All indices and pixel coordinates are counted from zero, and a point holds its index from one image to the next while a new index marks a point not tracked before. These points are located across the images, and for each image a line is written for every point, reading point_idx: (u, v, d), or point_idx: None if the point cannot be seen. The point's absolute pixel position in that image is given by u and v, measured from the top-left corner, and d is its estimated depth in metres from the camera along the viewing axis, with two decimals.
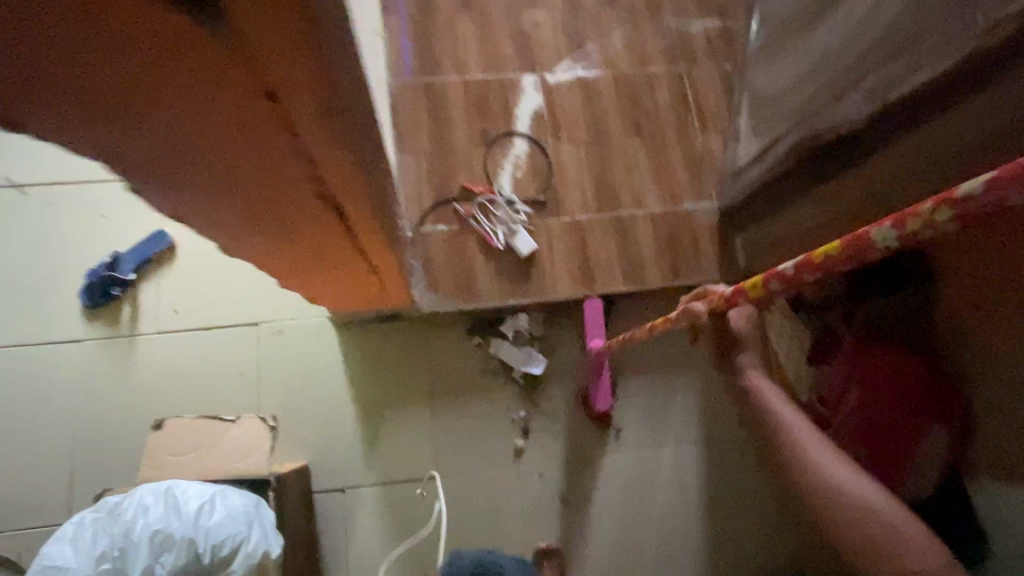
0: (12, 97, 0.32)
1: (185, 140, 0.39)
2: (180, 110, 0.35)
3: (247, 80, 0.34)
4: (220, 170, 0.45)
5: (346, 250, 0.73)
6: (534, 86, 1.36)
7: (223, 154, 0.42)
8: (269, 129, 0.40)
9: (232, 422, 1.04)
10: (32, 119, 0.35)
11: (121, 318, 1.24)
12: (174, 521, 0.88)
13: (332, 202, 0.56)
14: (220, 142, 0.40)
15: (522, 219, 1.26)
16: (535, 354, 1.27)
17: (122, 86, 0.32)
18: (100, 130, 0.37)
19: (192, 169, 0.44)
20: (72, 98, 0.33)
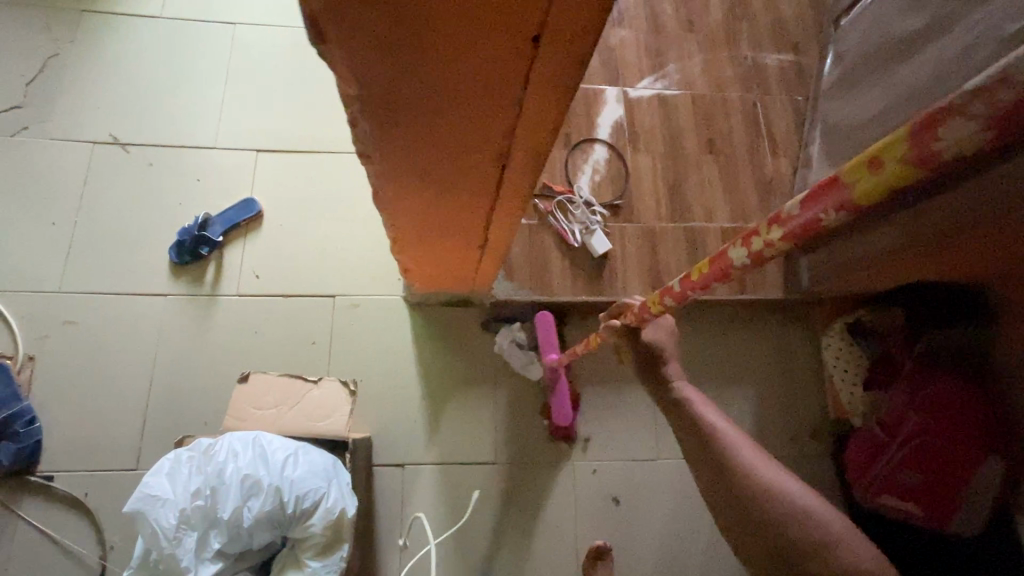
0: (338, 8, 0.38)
1: (438, 70, 0.44)
2: (459, 37, 0.41)
3: (533, 19, 0.39)
4: (439, 111, 0.51)
5: (478, 217, 0.77)
6: (616, 98, 1.43)
7: (456, 92, 0.48)
8: (511, 73, 0.45)
9: (314, 384, 1.06)
10: (336, 27, 0.40)
11: (205, 277, 1.29)
12: (261, 468, 0.90)
13: (504, 162, 0.61)
14: (464, 76, 0.45)
15: (598, 220, 1.31)
16: (535, 359, 1.28)
17: (435, 6, 0.37)
18: (379, 50, 0.42)
19: (418, 105, 0.49)
20: (386, 14, 0.38)
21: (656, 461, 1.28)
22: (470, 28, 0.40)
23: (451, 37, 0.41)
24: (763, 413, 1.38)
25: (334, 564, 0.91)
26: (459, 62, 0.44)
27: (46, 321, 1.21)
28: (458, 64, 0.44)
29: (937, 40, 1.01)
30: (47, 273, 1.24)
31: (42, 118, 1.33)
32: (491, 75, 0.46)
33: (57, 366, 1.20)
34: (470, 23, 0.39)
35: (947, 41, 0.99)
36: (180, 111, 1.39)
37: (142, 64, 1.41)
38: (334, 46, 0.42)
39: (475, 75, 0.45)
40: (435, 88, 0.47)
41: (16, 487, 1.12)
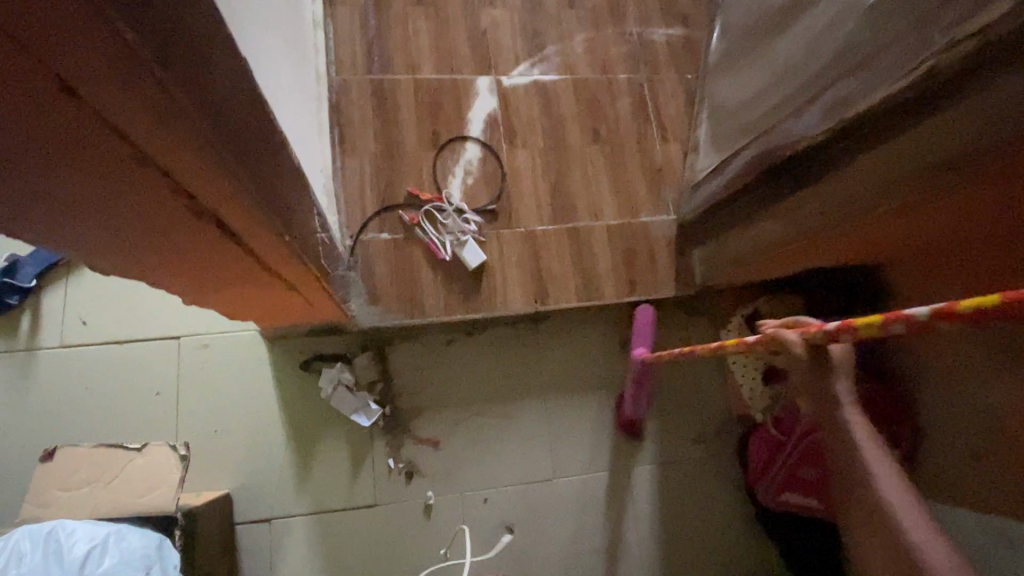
0: None
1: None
2: None
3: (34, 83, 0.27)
4: (57, 202, 0.37)
5: (249, 268, 0.64)
6: (489, 88, 1.30)
7: (42, 181, 0.35)
8: (96, 143, 0.33)
9: (136, 451, 0.92)
10: None
11: (19, 330, 1.11)
12: (54, 569, 0.77)
13: (217, 217, 0.49)
14: (38, 166, 0.33)
15: (471, 229, 1.19)
16: (370, 404, 1.15)
17: None
18: None
19: (11, 206, 0.36)
20: None
21: (553, 482, 1.21)
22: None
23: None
24: (668, 414, 1.29)
25: None
26: (2, 157, 0.30)
27: None
28: (2, 161, 0.31)
29: (806, 12, 0.90)
30: None
31: None
32: (71, 155, 0.33)
33: None
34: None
35: (814, 16, 0.88)
36: None
37: None
38: None
39: (45, 161, 0.33)
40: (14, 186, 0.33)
41: None
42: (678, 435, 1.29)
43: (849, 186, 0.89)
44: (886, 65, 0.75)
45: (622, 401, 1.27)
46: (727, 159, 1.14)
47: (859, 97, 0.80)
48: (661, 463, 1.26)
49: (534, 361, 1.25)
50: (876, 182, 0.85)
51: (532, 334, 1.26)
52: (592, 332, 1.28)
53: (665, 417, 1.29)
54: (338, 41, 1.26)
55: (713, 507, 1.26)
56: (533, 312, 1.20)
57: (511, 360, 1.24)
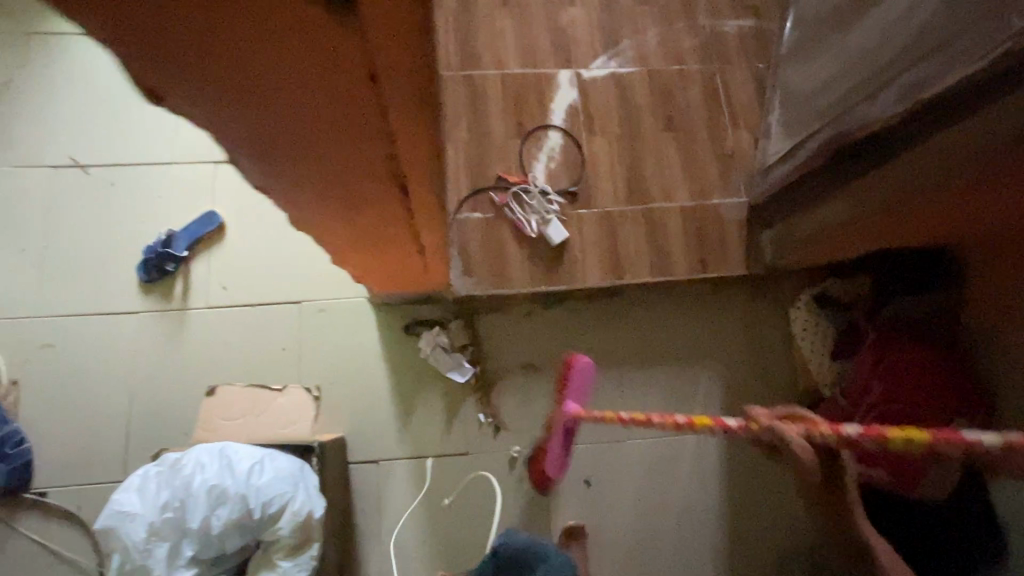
0: (165, 73, 0.39)
1: (288, 114, 0.45)
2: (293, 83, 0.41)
3: (355, 60, 0.39)
4: (313, 145, 0.51)
5: (399, 229, 0.78)
6: (569, 81, 1.41)
7: (316, 130, 0.48)
8: (360, 105, 0.45)
9: (280, 391, 1.10)
10: (176, 86, 0.41)
11: (174, 292, 1.32)
12: (228, 478, 0.94)
13: (400, 181, 0.61)
14: (321, 116, 0.46)
15: (554, 209, 1.31)
16: (464, 363, 1.29)
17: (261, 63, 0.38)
18: (228, 101, 0.43)
19: (283, 138, 0.49)
20: (213, 74, 0.39)
21: (625, 443, 1.31)
22: (293, 72, 0.39)
23: (277, 79, 0.40)
24: (735, 385, 1.37)
25: (305, 563, 0.97)
26: (308, 104, 0.44)
27: (25, 346, 1.25)
28: (302, 103, 0.44)
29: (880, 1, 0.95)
30: (22, 298, 1.28)
31: (4, 147, 1.36)
32: (341, 108, 0.45)
33: (39, 387, 1.24)
34: (289, 68, 0.39)
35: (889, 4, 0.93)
36: (135, 130, 1.40)
37: (96, 84, 1.42)
38: (179, 101, 0.43)
39: (326, 109, 0.45)
40: (297, 124, 0.47)
41: (12, 505, 1.18)
42: (744, 405, 1.36)
43: (925, 159, 0.94)
44: (963, 45, 0.80)
45: (690, 372, 1.36)
46: (802, 142, 1.19)
47: (936, 78, 0.85)
48: (727, 431, 1.34)
49: (608, 331, 1.35)
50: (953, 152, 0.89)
51: (606, 307, 1.36)
52: (663, 307, 1.38)
53: (732, 387, 1.36)
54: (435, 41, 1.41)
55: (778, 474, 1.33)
56: (609, 286, 1.31)
57: (587, 330, 1.35)
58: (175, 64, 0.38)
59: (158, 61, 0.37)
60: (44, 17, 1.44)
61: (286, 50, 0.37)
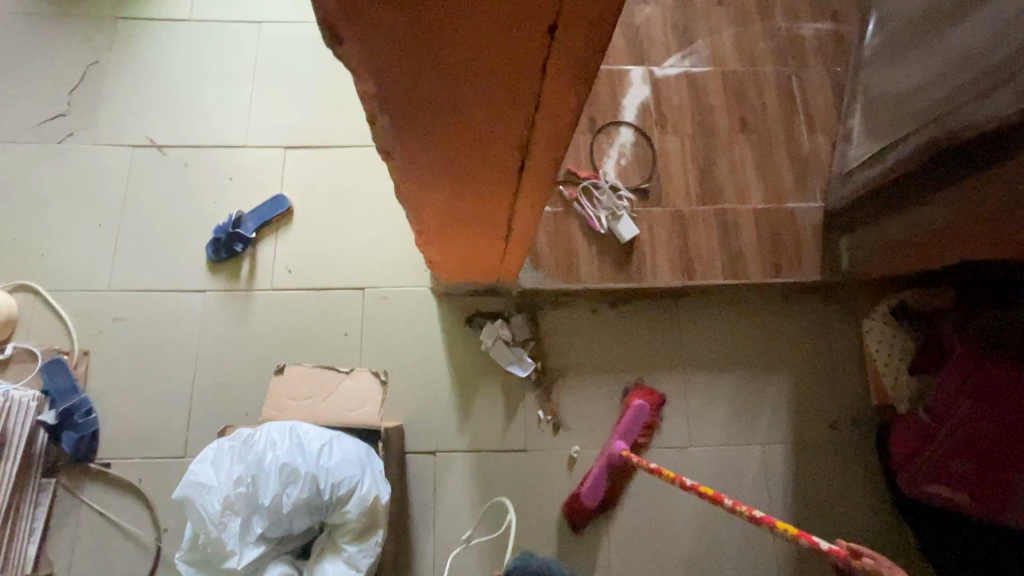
0: (352, 16, 0.39)
1: (452, 69, 0.44)
2: (471, 35, 0.40)
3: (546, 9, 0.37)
4: (460, 108, 0.50)
5: (500, 209, 0.77)
6: (642, 79, 1.39)
7: (470, 90, 0.47)
8: (525, 58, 0.43)
9: (346, 373, 1.08)
10: (354, 32, 0.40)
11: (240, 273, 1.33)
12: (298, 457, 0.93)
13: (525, 151, 0.60)
14: (483, 74, 0.45)
15: (625, 206, 1.29)
16: (525, 357, 1.26)
17: (449, 9, 0.37)
18: (396, 54, 0.43)
19: (429, 94, 0.48)
20: (399, 19, 0.38)
21: (689, 449, 1.27)
22: (475, 16, 0.38)
23: (454, 25, 0.39)
24: (805, 396, 1.32)
25: (370, 548, 0.94)
26: (476, 57, 0.43)
27: (96, 318, 1.27)
28: (467, 54, 0.43)
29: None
30: (96, 272, 1.30)
31: (86, 125, 1.39)
32: (504, 63, 0.44)
33: (108, 359, 1.26)
34: (474, 10, 0.37)
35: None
36: (210, 113, 1.43)
37: (176, 68, 1.45)
38: (348, 49, 0.42)
39: (490, 62, 0.44)
40: (453, 82, 0.46)
41: (76, 474, 1.19)
42: (813, 417, 1.31)
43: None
44: None
45: (757, 380, 1.31)
46: (891, 145, 1.15)
47: None
48: (795, 444, 1.29)
49: (674, 333, 1.32)
50: None
51: (674, 308, 1.33)
52: (731, 310, 1.33)
53: (802, 398, 1.31)
54: None
55: (848, 490, 1.28)
56: (679, 287, 1.29)
57: (652, 331, 1.31)
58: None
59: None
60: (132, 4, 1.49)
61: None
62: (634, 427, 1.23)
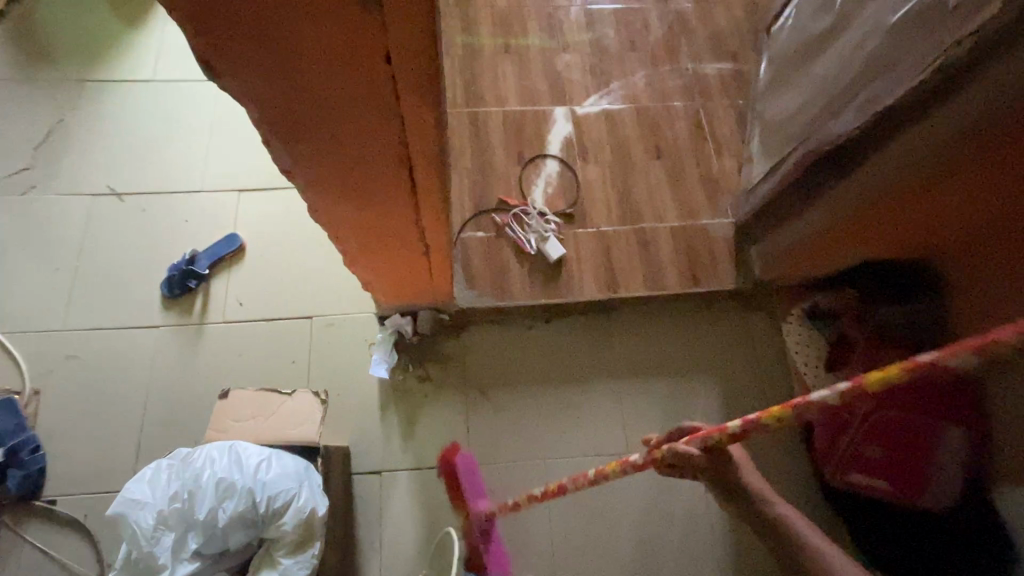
0: (229, 59, 0.50)
1: (317, 96, 0.55)
2: (322, 68, 0.51)
3: (376, 42, 0.49)
4: (333, 131, 0.61)
5: (407, 224, 0.86)
6: (565, 116, 1.54)
7: (338, 114, 0.58)
8: (376, 82, 0.54)
9: (288, 395, 1.14)
10: (228, 67, 0.51)
11: (192, 308, 1.39)
12: (235, 472, 0.97)
13: (408, 166, 0.70)
14: (346, 100, 0.56)
15: (552, 228, 1.40)
16: (389, 357, 1.33)
17: (298, 46, 0.49)
18: (268, 86, 0.53)
19: (309, 118, 0.58)
20: (262, 56, 0.49)
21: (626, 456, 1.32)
22: (323, 51, 0.49)
23: (306, 58, 0.50)
24: (733, 397, 1.39)
25: (306, 560, 0.97)
26: (333, 87, 0.54)
27: (49, 358, 1.32)
28: (327, 84, 0.53)
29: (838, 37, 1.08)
30: (50, 313, 1.36)
31: (48, 177, 1.49)
32: (358, 87, 0.55)
33: (58, 397, 1.29)
34: (319, 46, 0.49)
35: (846, 41, 1.05)
36: (168, 162, 1.53)
37: (137, 123, 1.57)
38: (228, 82, 0.53)
39: (349, 90, 0.55)
40: (320, 107, 0.57)
41: (19, 513, 1.19)
42: (742, 418, 1.38)
43: (897, 158, 1.01)
44: (911, 64, 0.91)
45: (687, 383, 1.39)
46: (780, 162, 1.29)
47: (892, 92, 0.95)
48: None
49: (609, 343, 1.40)
50: (923, 150, 0.96)
51: (607, 321, 1.41)
52: (659, 320, 1.43)
53: (729, 399, 1.39)
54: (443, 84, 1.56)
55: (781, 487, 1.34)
56: (607, 300, 1.38)
57: (589, 344, 1.39)
58: (235, 43, 0.48)
59: (224, 42, 0.48)
60: (97, 69, 1.62)
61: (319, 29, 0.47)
62: (477, 479, 1.25)
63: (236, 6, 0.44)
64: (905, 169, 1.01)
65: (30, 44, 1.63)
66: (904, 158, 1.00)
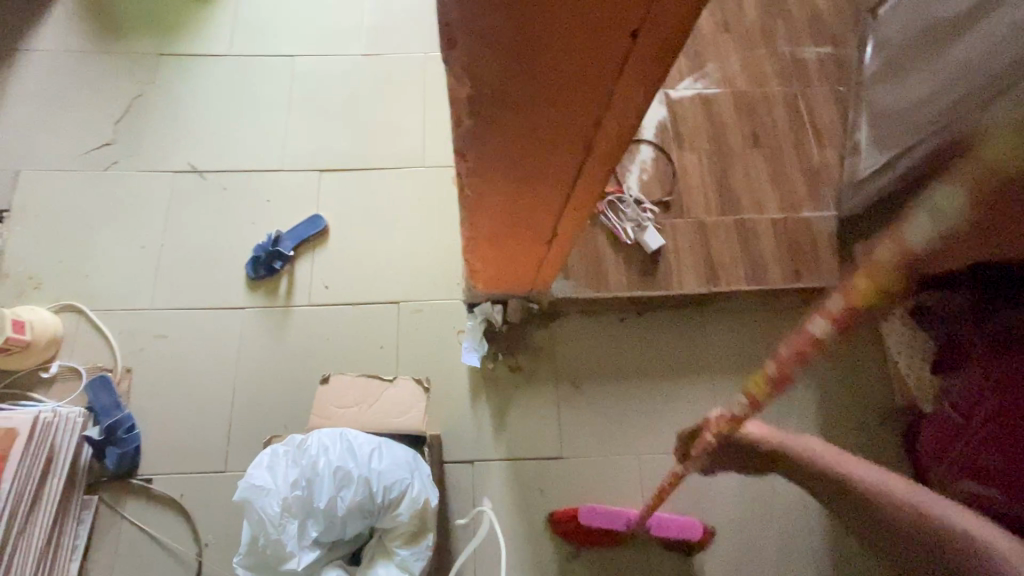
0: (471, 30, 0.46)
1: (541, 74, 0.51)
2: (563, 43, 0.48)
3: (634, 16, 0.45)
4: (535, 113, 0.57)
5: (553, 213, 0.82)
6: (658, 100, 1.48)
7: (552, 94, 0.55)
8: (613, 54, 0.50)
9: (390, 382, 1.11)
10: (467, 38, 0.47)
11: (279, 290, 1.37)
12: (350, 461, 0.95)
13: (588, 152, 0.66)
14: (567, 78, 0.53)
15: (649, 217, 1.34)
16: (479, 345, 1.30)
17: (552, 18, 0.45)
18: (497, 62, 0.50)
19: (520, 99, 0.55)
20: (509, 28, 0.46)
21: None
22: (576, 23, 0.45)
23: (554, 25, 0.45)
24: (831, 397, 1.36)
25: (421, 552, 0.96)
26: (562, 64, 0.50)
27: (140, 337, 1.31)
28: (559, 61, 0.50)
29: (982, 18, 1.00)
30: (139, 291, 1.35)
31: (131, 153, 1.46)
32: (588, 64, 0.51)
33: (150, 376, 1.28)
34: (580, 11, 0.44)
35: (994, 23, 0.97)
36: (248, 140, 1.50)
37: (216, 99, 1.54)
38: (456, 57, 0.49)
39: (577, 68, 0.51)
40: (537, 86, 0.53)
41: (117, 490, 1.19)
42: (840, 420, 1.34)
43: None
44: None
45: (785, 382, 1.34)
46: (901, 154, 1.22)
47: None
48: None
49: (704, 337, 1.35)
50: None
51: (703, 315, 1.37)
52: (756, 316, 1.37)
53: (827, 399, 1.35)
54: None
55: None
56: (706, 294, 1.33)
57: (684, 340, 1.35)
58: (490, 6, 0.43)
59: (475, 6, 0.43)
60: (174, 42, 1.59)
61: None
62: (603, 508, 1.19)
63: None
64: None
65: (107, 17, 1.59)
66: None
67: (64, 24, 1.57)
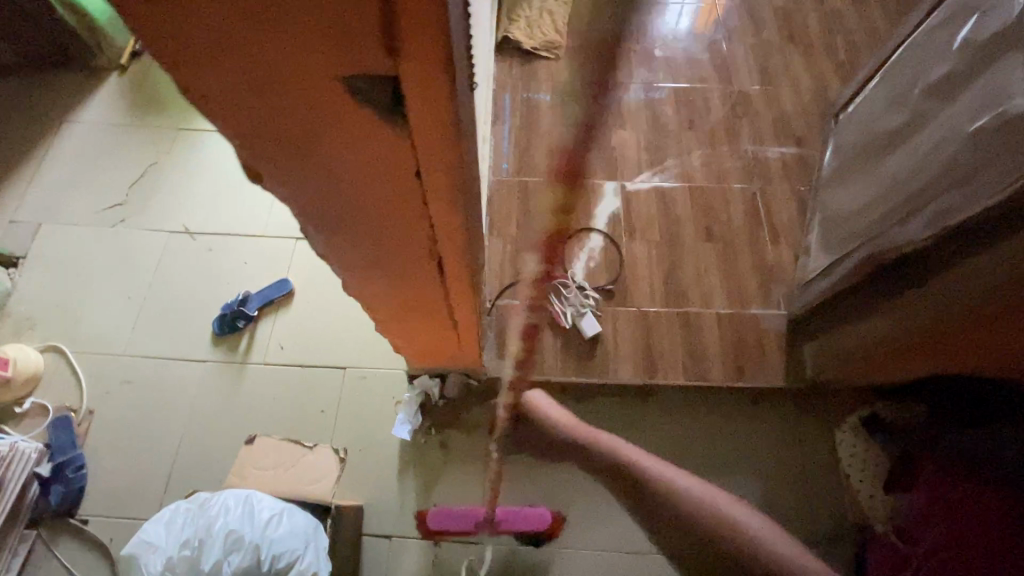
0: (271, 167, 0.55)
1: (348, 198, 0.59)
2: (359, 176, 0.55)
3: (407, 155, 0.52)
4: (365, 225, 0.64)
5: (438, 303, 0.87)
6: (615, 191, 1.54)
7: (370, 212, 0.61)
8: (408, 183, 0.56)
9: (310, 449, 1.17)
10: (269, 173, 0.56)
11: (238, 347, 1.46)
12: (246, 525, 0.98)
13: (437, 256, 0.71)
14: (377, 202, 0.59)
15: (591, 304, 1.38)
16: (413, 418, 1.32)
17: (333, 159, 0.53)
18: (305, 188, 0.58)
19: (343, 215, 0.62)
20: (301, 167, 0.54)
21: (651, 554, 1.23)
22: (358, 162, 0.53)
23: (337, 164, 0.53)
24: (777, 504, 1.26)
25: None
26: (367, 192, 0.58)
27: (107, 380, 1.42)
28: (360, 188, 0.57)
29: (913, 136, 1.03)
30: (116, 338, 1.47)
31: (137, 212, 1.65)
32: (388, 191, 0.57)
33: (109, 419, 1.38)
34: (353, 152, 0.51)
35: (919, 143, 0.99)
36: (239, 206, 1.66)
37: (219, 168, 1.72)
38: (269, 185, 0.58)
39: (380, 193, 0.58)
40: (352, 206, 0.60)
41: (55, 528, 1.26)
42: (787, 532, 1.23)
43: (975, 278, 0.89)
44: (984, 182, 0.84)
45: (726, 483, 1.28)
46: (839, 260, 1.21)
47: (963, 207, 0.87)
48: None
49: (645, 430, 1.31)
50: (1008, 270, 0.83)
51: (646, 405, 1.32)
52: (696, 413, 1.33)
53: (773, 507, 1.26)
54: (497, 150, 1.60)
55: None
56: (642, 385, 1.33)
57: (623, 430, 1.31)
58: (269, 147, 0.52)
59: (260, 148, 0.52)
60: (194, 118, 1.81)
61: (354, 138, 0.50)
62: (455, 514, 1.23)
63: (276, 118, 0.48)
64: (986, 289, 0.88)
65: (144, 96, 1.85)
66: (983, 277, 0.88)
67: (107, 101, 1.83)
